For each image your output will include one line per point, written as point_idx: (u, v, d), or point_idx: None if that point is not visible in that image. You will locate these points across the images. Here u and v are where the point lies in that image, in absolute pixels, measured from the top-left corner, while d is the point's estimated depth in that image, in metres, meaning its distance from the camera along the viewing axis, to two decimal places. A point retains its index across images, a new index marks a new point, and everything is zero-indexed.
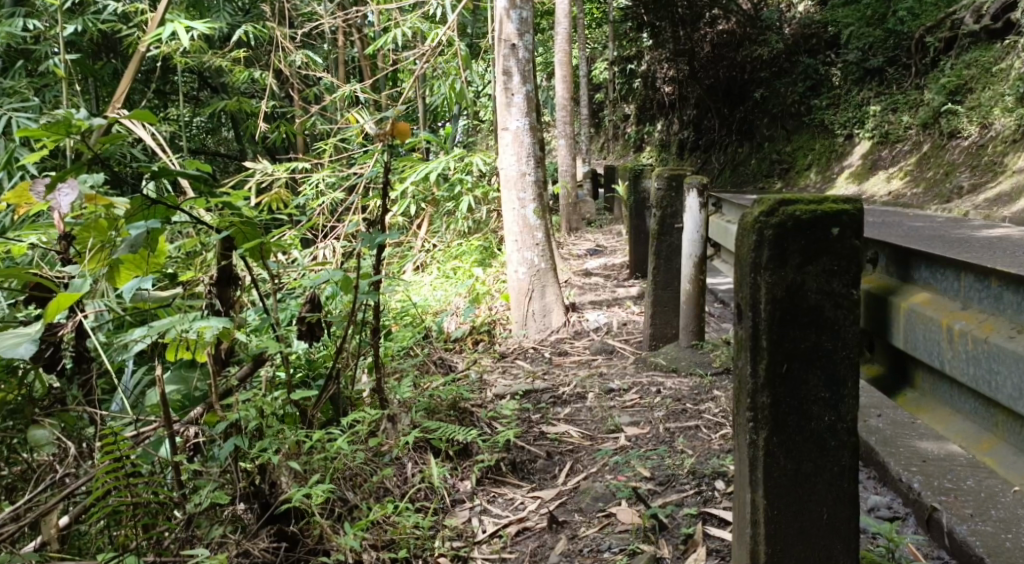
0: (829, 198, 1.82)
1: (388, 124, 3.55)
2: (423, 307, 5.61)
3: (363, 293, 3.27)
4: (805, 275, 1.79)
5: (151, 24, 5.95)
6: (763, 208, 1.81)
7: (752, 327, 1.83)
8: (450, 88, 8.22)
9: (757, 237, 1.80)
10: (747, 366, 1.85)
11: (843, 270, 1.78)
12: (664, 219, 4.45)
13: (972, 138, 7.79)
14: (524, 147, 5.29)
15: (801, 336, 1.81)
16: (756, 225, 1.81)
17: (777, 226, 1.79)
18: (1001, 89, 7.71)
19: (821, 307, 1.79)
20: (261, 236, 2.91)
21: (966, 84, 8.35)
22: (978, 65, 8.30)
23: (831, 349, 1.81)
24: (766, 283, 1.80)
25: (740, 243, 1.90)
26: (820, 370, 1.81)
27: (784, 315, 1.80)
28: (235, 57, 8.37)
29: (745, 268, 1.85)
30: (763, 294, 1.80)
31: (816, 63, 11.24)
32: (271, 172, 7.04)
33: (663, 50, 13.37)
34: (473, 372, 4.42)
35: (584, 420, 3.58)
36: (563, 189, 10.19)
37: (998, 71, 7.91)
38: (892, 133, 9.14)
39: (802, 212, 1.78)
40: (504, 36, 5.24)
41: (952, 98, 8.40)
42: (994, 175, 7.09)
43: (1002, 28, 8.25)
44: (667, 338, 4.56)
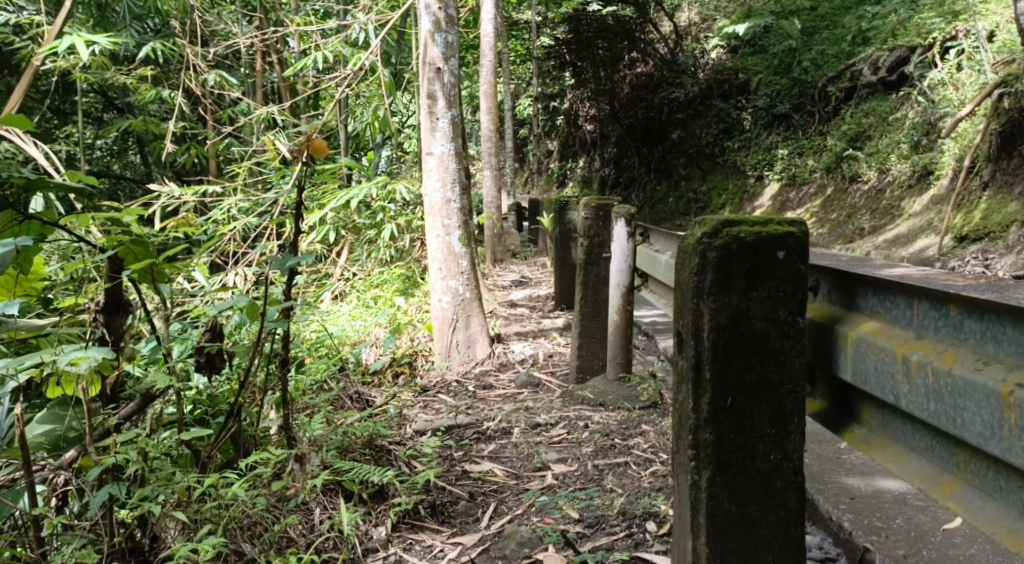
0: (775, 218, 1.72)
1: (304, 141, 3.31)
2: (340, 337, 5.36)
3: (270, 321, 3.01)
4: (750, 301, 1.69)
5: (48, 38, 5.59)
6: (706, 229, 1.71)
7: (695, 355, 1.73)
8: (371, 115, 8.02)
9: (700, 259, 1.70)
10: (691, 400, 1.75)
11: (789, 295, 1.68)
12: (592, 249, 4.34)
13: (872, 183, 8.01)
14: (449, 173, 5.11)
15: (747, 368, 1.71)
16: (699, 246, 1.71)
17: (721, 248, 1.69)
18: (897, 136, 7.90)
19: (766, 335, 1.69)
20: (158, 258, 2.70)
21: (865, 131, 8.54)
22: (875, 114, 8.52)
23: (777, 382, 1.70)
24: (709, 309, 1.70)
25: (682, 266, 1.80)
26: (766, 405, 1.71)
27: (728, 345, 1.70)
28: (141, 76, 7.97)
29: (687, 293, 1.75)
30: (706, 322, 1.70)
31: (728, 107, 11.38)
32: (179, 196, 6.67)
33: (585, 89, 13.53)
34: (392, 406, 4.18)
35: (509, 457, 3.39)
36: (487, 219, 10.08)
37: (894, 120, 8.12)
38: (799, 175, 9.35)
39: (746, 233, 1.69)
40: (429, 60, 5.09)
41: (853, 144, 8.61)
42: (892, 219, 7.28)
43: (898, 79, 8.51)
44: (594, 370, 4.41)
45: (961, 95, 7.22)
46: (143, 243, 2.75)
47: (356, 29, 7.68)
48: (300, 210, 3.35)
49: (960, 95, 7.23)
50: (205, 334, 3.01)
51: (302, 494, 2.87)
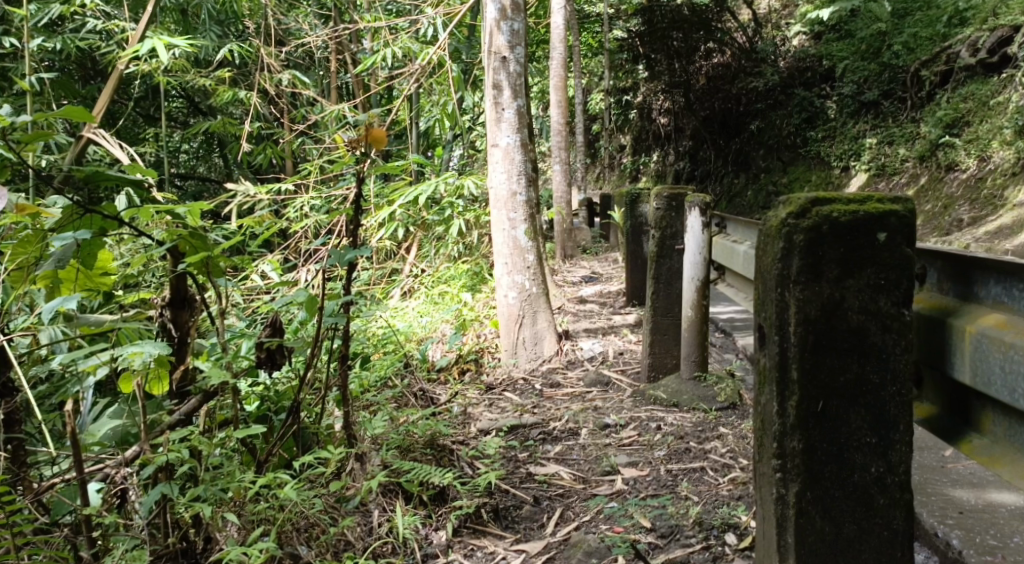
0: (873, 197, 1.62)
1: (362, 129, 3.20)
2: (406, 333, 5.27)
3: (329, 315, 2.90)
4: (844, 290, 1.61)
5: (131, 41, 5.64)
6: (792, 210, 1.63)
7: (779, 351, 1.65)
8: (442, 111, 7.94)
9: (783, 242, 1.63)
10: (774, 404, 1.67)
11: (891, 284, 1.59)
12: (664, 241, 4.13)
13: (970, 171, 7.53)
14: (514, 164, 4.96)
15: (841, 367, 1.63)
16: (783, 229, 1.63)
17: (810, 230, 1.60)
18: (999, 122, 7.40)
19: (865, 330, 1.61)
20: (213, 250, 2.58)
21: (963, 117, 8.03)
22: (975, 98, 7.99)
23: (878, 383, 1.62)
24: (796, 299, 1.62)
25: (763, 251, 1.73)
26: (864, 408, 1.63)
27: (819, 340, 1.62)
28: (218, 77, 8.05)
29: (770, 282, 1.67)
30: (794, 314, 1.63)
31: (812, 96, 10.85)
32: (254, 194, 6.68)
33: (658, 82, 13.07)
34: (456, 405, 4.07)
35: (576, 460, 3.22)
36: (557, 214, 9.90)
37: (996, 104, 7.61)
38: (889, 166, 8.84)
39: (840, 214, 1.60)
40: (494, 49, 4.95)
41: (950, 131, 8.11)
42: (995, 209, 6.82)
43: (1000, 61, 7.99)
44: (668, 369, 4.21)
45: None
46: (199, 236, 2.63)
47: (426, 23, 7.61)
48: (360, 201, 3.23)
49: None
50: (264, 328, 2.93)
51: (360, 495, 2.75)
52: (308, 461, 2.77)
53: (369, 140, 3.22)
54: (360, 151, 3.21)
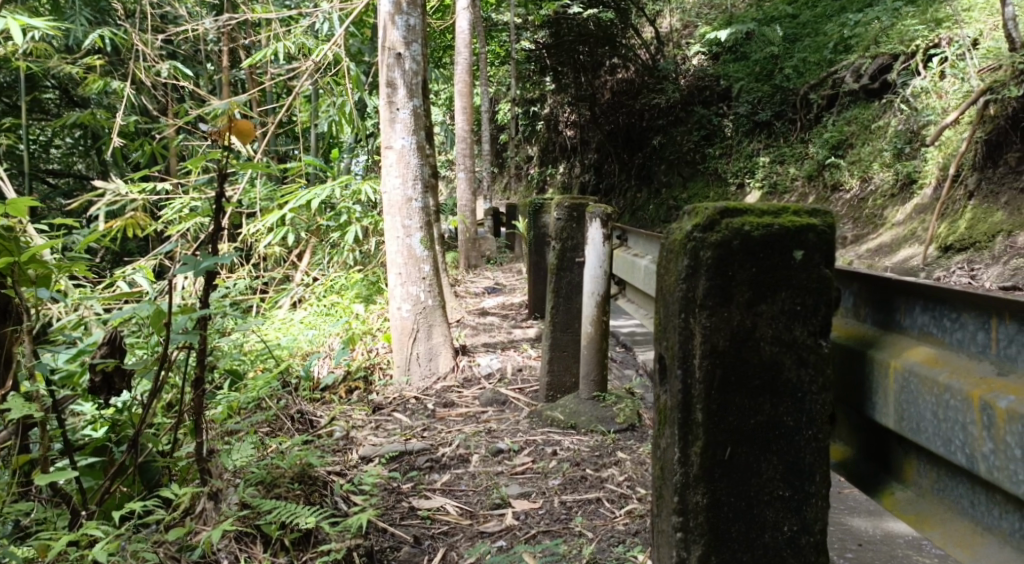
0: (789, 208, 1.49)
1: (225, 120, 2.85)
2: (289, 348, 4.89)
3: (177, 332, 2.60)
4: (757, 317, 1.47)
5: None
6: (700, 223, 1.49)
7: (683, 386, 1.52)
8: (339, 112, 7.58)
9: (687, 260, 1.50)
10: (677, 449, 1.54)
11: (810, 311, 1.45)
12: (564, 253, 3.92)
13: (853, 192, 7.67)
14: (410, 168, 4.66)
15: (753, 406, 1.49)
16: (690, 244, 1.50)
17: (717, 245, 1.46)
18: (880, 145, 7.55)
19: (777, 364, 1.47)
20: (22, 255, 2.25)
21: (847, 139, 8.19)
22: (857, 122, 8.16)
23: (791, 427, 1.48)
24: (702, 326, 1.48)
25: (667, 267, 1.60)
26: (776, 455, 1.49)
27: (728, 374, 1.48)
28: (88, 65, 7.43)
29: (673, 306, 1.53)
30: (700, 345, 1.49)
31: (710, 113, 10.93)
32: (125, 193, 6.12)
33: (566, 93, 12.99)
34: (339, 429, 3.73)
35: (464, 491, 2.95)
36: (461, 222, 9.62)
37: (876, 127, 7.78)
38: (780, 184, 8.96)
39: (754, 229, 1.46)
40: (388, 44, 4.65)
41: (835, 152, 8.24)
42: (874, 227, 6.94)
43: (881, 87, 8.16)
44: (566, 388, 3.99)
45: (944, 103, 6.92)
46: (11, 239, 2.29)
47: (322, 19, 7.25)
48: (220, 204, 2.90)
49: (943, 103, 6.93)
50: (100, 347, 2.63)
51: (205, 544, 2.42)
52: (138, 509, 2.50)
53: (234, 132, 2.87)
54: (224, 144, 2.86)
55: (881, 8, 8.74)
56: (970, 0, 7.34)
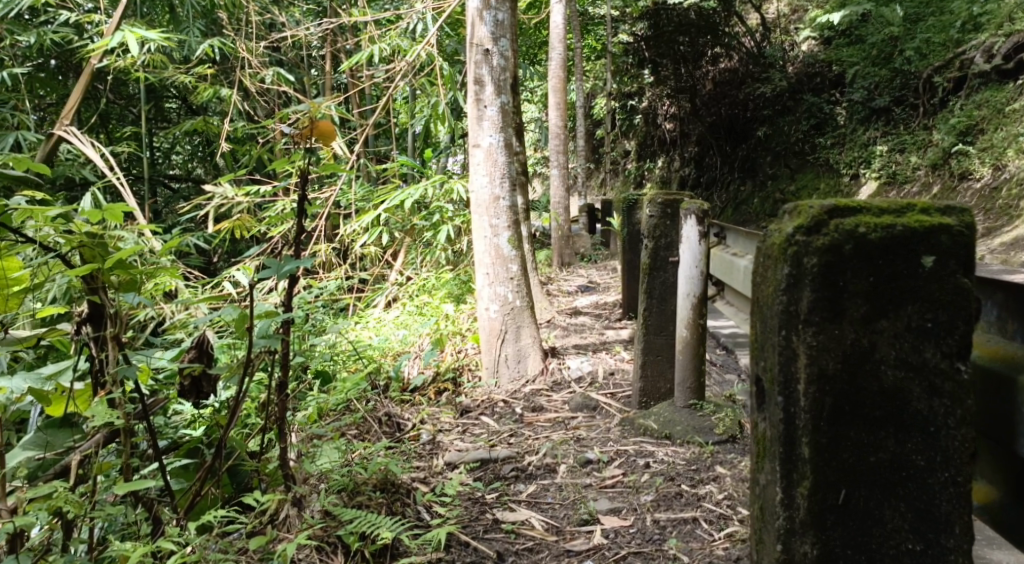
0: (912, 214, 1.74)
1: (306, 121, 2.78)
2: (380, 348, 4.86)
3: (259, 337, 2.55)
4: (874, 336, 1.74)
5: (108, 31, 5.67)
6: (807, 229, 1.75)
7: (786, 411, 1.79)
8: (434, 111, 7.58)
9: (787, 279, 1.77)
10: (781, 468, 1.82)
11: (928, 334, 1.73)
12: (657, 251, 3.73)
13: (984, 181, 7.13)
14: (497, 166, 4.55)
15: (875, 437, 1.76)
16: (796, 249, 1.76)
17: (823, 256, 1.73)
18: (1015, 130, 6.98)
19: (890, 385, 1.74)
20: (109, 260, 2.29)
21: (977, 125, 7.65)
22: (988, 106, 7.58)
23: (906, 446, 1.75)
24: (809, 342, 1.75)
25: (764, 274, 1.89)
26: (887, 479, 1.76)
27: (835, 390, 1.75)
28: (198, 73, 7.65)
29: (774, 322, 1.80)
30: (805, 361, 1.76)
31: (821, 101, 10.43)
32: (231, 196, 6.23)
33: (664, 87, 12.59)
34: (426, 433, 3.66)
35: (550, 504, 2.81)
36: (555, 220, 9.48)
37: (1011, 111, 7.20)
38: (899, 173, 8.41)
39: (871, 235, 1.72)
40: (477, 40, 4.54)
41: (964, 138, 7.70)
42: (1010, 219, 6.42)
43: (1016, 68, 7.60)
44: (660, 394, 3.80)
45: None
46: (98, 244, 2.33)
47: (417, 17, 7.25)
48: (303, 207, 2.85)
49: None
50: (189, 352, 2.69)
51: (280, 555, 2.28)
52: (220, 517, 2.47)
53: (314, 133, 2.80)
54: (305, 146, 2.79)
55: None
56: None
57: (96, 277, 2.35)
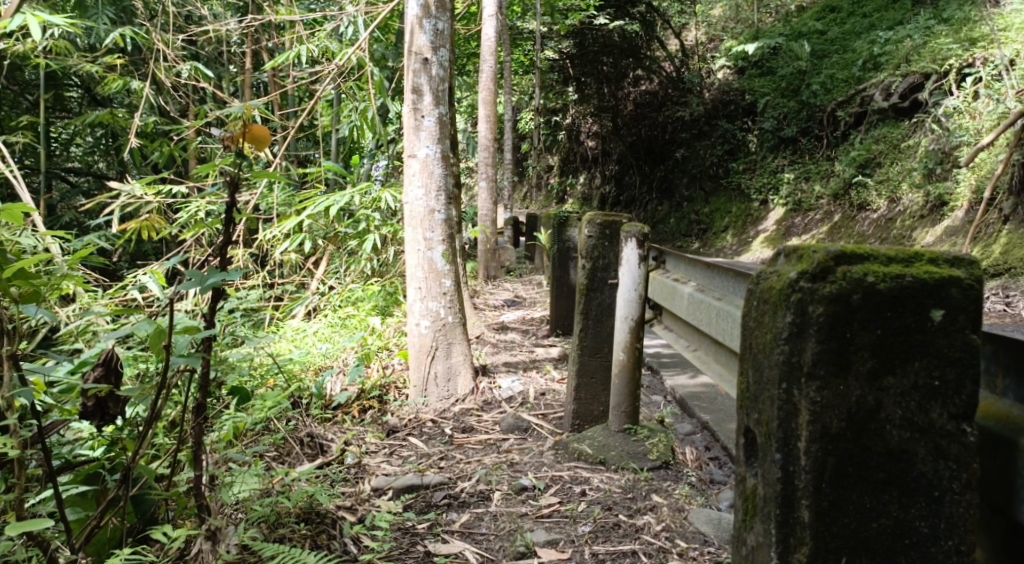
0: (923, 260, 1.68)
1: (239, 125, 2.59)
2: (303, 363, 4.67)
3: (178, 354, 2.37)
4: (881, 394, 1.67)
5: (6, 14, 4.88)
6: (812, 275, 1.68)
7: (786, 471, 1.71)
8: (361, 117, 7.40)
9: (787, 330, 1.70)
10: (777, 532, 1.73)
11: (939, 395, 1.65)
12: (595, 273, 3.66)
13: (880, 212, 7.39)
14: (433, 178, 4.43)
15: (879, 503, 1.69)
16: (801, 294, 1.69)
17: (828, 306, 1.66)
18: (909, 164, 7.27)
19: (897, 449, 1.67)
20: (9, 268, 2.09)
21: (875, 158, 7.89)
22: (886, 141, 7.86)
23: (912, 512, 1.68)
24: (811, 398, 1.67)
25: (758, 319, 1.82)
26: (890, 548, 1.69)
27: (839, 451, 1.68)
28: (108, 63, 7.27)
29: (775, 373, 1.72)
30: (807, 419, 1.68)
31: (734, 128, 10.65)
32: (141, 195, 5.82)
33: (587, 105, 12.75)
34: (350, 455, 3.51)
35: (484, 535, 2.70)
36: (481, 232, 9.41)
37: (905, 147, 7.48)
38: (805, 201, 8.68)
39: (881, 284, 1.65)
40: (415, 49, 4.42)
41: (862, 170, 7.96)
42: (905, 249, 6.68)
43: (910, 106, 7.83)
44: (594, 418, 3.73)
45: (978, 124, 6.63)
46: None
47: (343, 21, 7.06)
48: (231, 215, 2.65)
49: (977, 124, 6.63)
50: (95, 369, 2.44)
51: None
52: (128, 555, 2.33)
53: (248, 139, 2.61)
54: (235, 151, 2.59)
55: (914, 27, 8.42)
56: (1006, 18, 7.04)
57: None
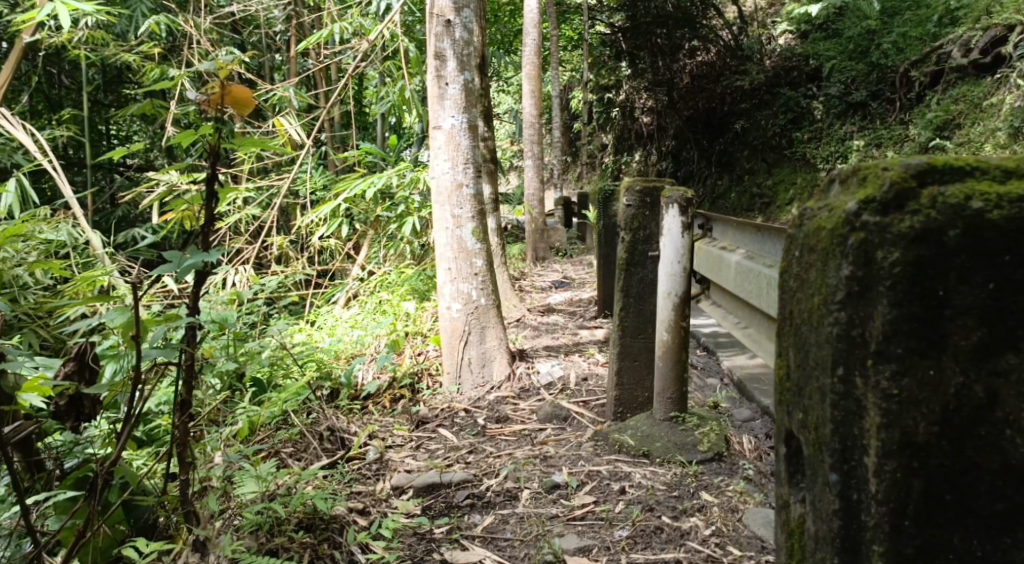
0: None
1: (216, 86, 2.32)
2: (333, 351, 4.43)
3: (151, 346, 2.15)
4: (993, 382, 1.31)
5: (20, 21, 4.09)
6: (878, 214, 1.35)
7: (847, 500, 1.40)
8: (399, 98, 7.09)
9: (843, 291, 1.38)
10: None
11: None
12: (635, 245, 3.30)
13: None
14: (460, 151, 4.12)
15: (998, 549, 1.33)
16: (864, 241, 1.36)
17: (906, 261, 1.33)
18: (992, 124, 6.64)
19: (1011, 456, 1.31)
20: None
21: (954, 119, 7.26)
22: (966, 100, 7.21)
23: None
24: (881, 388, 1.34)
25: (802, 277, 1.51)
26: None
27: (929, 462, 1.33)
28: (146, 53, 7.10)
29: (829, 352, 1.41)
30: (876, 415, 1.35)
31: (797, 95, 10.03)
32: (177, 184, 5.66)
33: (640, 79, 12.26)
34: (372, 450, 3.25)
35: (509, 540, 2.40)
36: (528, 213, 9.04)
37: (987, 105, 6.86)
38: None
39: (993, 213, 1.30)
40: (437, 11, 4.12)
41: (940, 133, 7.34)
42: None
43: (993, 61, 7.24)
44: (639, 405, 3.40)
45: None
46: None
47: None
48: (213, 187, 2.40)
49: None
50: (67, 365, 2.34)
51: None
52: None
53: (227, 101, 2.33)
54: (214, 116, 2.33)
55: None
56: None
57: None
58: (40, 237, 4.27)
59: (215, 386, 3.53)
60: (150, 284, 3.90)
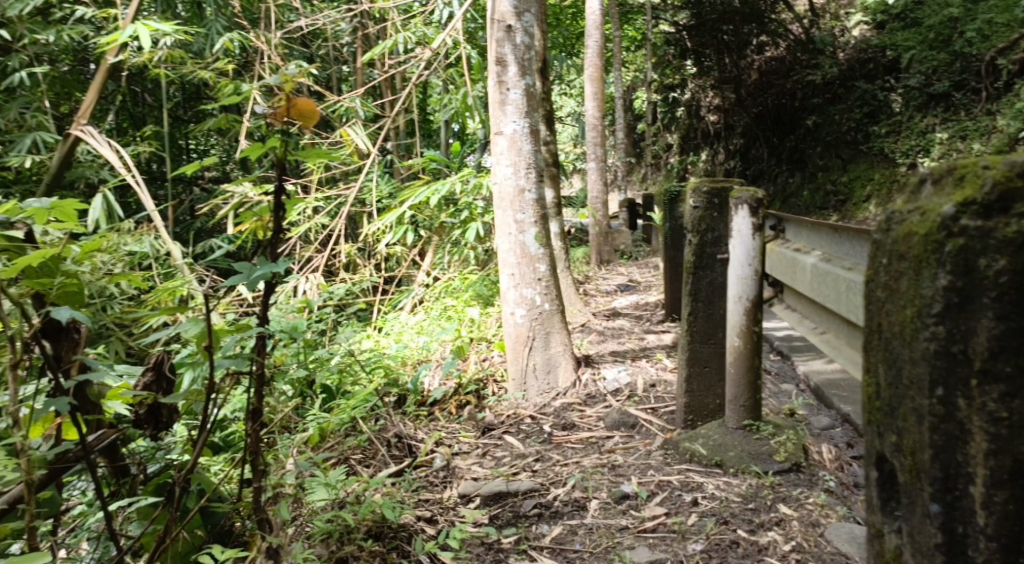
0: None
1: (282, 99, 2.34)
2: (399, 358, 4.44)
3: (223, 356, 2.17)
4: None
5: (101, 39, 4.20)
6: (979, 224, 1.34)
7: (952, 530, 1.37)
8: (463, 104, 7.10)
9: (940, 303, 1.36)
10: None
11: None
12: (703, 248, 3.21)
13: None
14: (522, 155, 4.09)
15: None
16: (963, 252, 1.35)
17: (1012, 274, 1.32)
18: None
19: None
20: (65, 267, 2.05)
21: None
22: None
23: None
24: (988, 406, 1.33)
25: (888, 288, 1.48)
26: None
27: None
28: (219, 68, 7.25)
29: (926, 369, 1.38)
30: (983, 435, 1.34)
31: (874, 88, 9.70)
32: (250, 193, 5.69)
33: (708, 78, 12.04)
34: (439, 457, 3.24)
35: (578, 553, 2.35)
36: (593, 216, 8.96)
37: None
38: None
39: None
40: (498, 16, 4.10)
41: None
42: None
43: None
44: (709, 412, 3.31)
45: None
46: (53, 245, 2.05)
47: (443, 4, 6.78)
48: (280, 199, 2.42)
49: None
50: (145, 375, 2.37)
51: None
52: None
53: (293, 113, 2.35)
54: (281, 128, 2.36)
55: None
56: None
57: (45, 298, 2.07)
58: (122, 249, 4.41)
59: (285, 393, 3.57)
60: (224, 292, 3.98)
